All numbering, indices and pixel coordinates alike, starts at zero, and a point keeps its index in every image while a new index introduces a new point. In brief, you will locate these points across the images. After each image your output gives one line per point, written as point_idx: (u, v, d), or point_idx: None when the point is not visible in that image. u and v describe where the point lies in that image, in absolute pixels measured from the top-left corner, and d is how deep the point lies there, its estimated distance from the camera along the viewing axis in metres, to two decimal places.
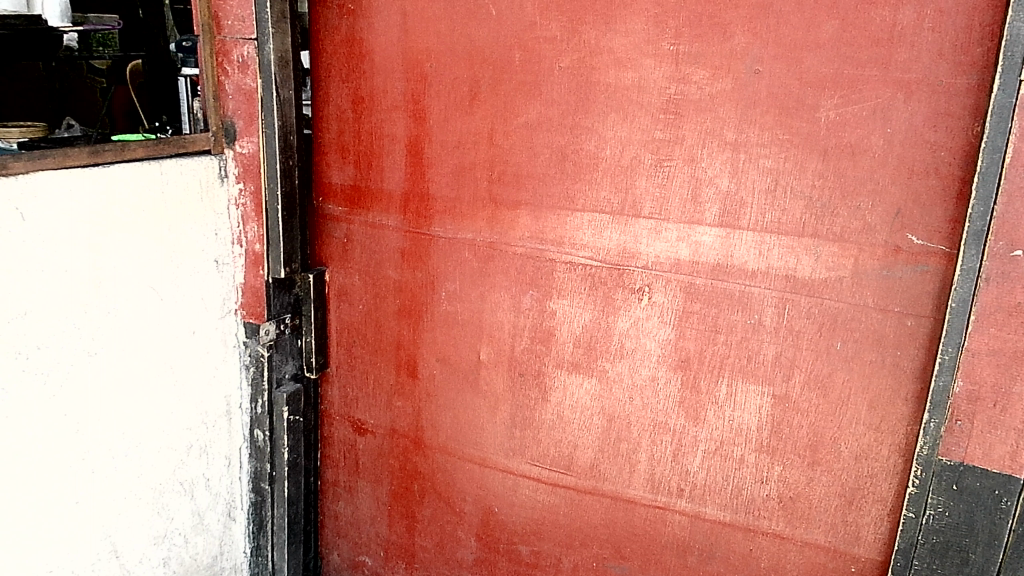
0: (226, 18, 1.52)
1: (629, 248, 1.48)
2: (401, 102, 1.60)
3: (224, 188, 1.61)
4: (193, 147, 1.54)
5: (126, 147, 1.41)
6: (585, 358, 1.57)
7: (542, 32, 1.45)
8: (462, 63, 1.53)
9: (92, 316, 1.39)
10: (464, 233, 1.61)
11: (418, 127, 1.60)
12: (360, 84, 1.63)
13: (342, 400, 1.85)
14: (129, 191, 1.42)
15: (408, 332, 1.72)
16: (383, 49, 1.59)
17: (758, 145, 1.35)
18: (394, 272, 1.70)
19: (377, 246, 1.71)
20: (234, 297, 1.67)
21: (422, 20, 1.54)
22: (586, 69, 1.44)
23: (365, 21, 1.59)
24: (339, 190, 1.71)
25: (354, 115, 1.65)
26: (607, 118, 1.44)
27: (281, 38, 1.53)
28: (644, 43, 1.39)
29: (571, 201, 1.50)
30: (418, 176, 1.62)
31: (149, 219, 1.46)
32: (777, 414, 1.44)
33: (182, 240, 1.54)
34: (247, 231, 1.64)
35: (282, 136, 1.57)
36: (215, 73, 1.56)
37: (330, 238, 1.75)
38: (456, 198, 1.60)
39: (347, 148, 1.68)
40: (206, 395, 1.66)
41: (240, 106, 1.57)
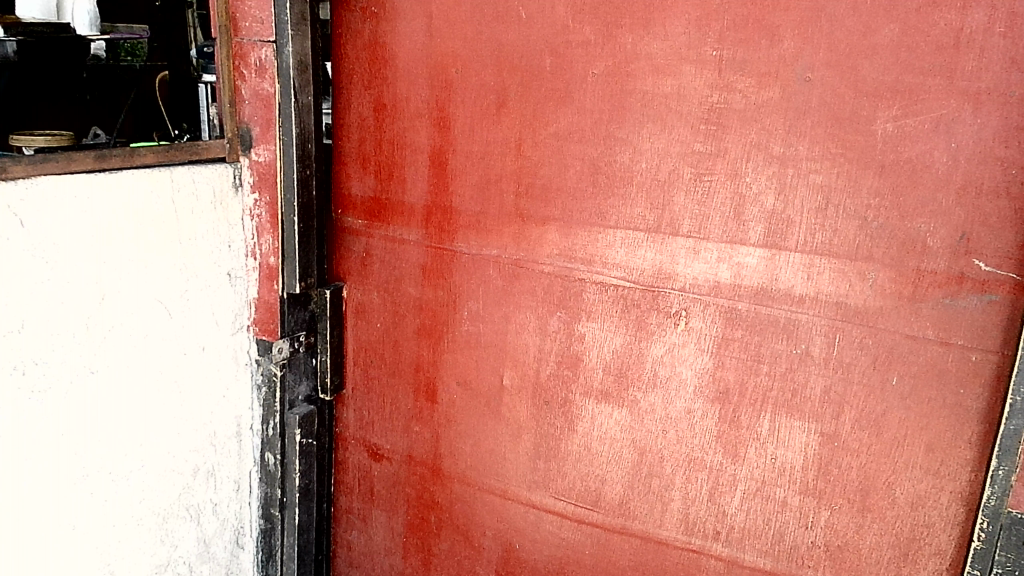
0: (244, 20, 1.46)
1: (665, 269, 1.37)
2: (424, 110, 1.52)
3: (239, 198, 1.52)
4: (207, 154, 1.47)
5: (135, 153, 1.34)
6: (616, 386, 1.46)
7: (574, 36, 1.36)
8: (489, 70, 1.44)
9: (94, 330, 1.31)
10: (488, 250, 1.52)
11: (443, 137, 1.51)
12: (383, 91, 1.55)
13: (357, 423, 1.76)
14: (138, 200, 1.34)
15: (428, 353, 1.63)
16: (406, 55, 1.51)
17: (808, 159, 1.24)
18: (414, 290, 1.61)
19: (397, 262, 1.62)
20: (247, 313, 1.59)
21: (448, 25, 1.46)
22: (621, 75, 1.34)
23: (387, 25, 1.52)
24: (359, 202, 1.63)
25: (376, 124, 1.58)
26: (643, 130, 1.34)
27: (301, 40, 1.46)
28: (685, 49, 1.28)
29: (602, 218, 1.40)
30: (441, 188, 1.54)
31: (159, 229, 1.39)
32: (824, 454, 1.31)
33: (193, 253, 1.46)
34: (262, 243, 1.55)
35: (300, 144, 1.50)
36: (232, 78, 1.49)
37: (349, 252, 1.67)
38: (480, 213, 1.51)
39: (368, 158, 1.60)
40: (216, 415, 1.57)
41: (257, 112, 1.50)
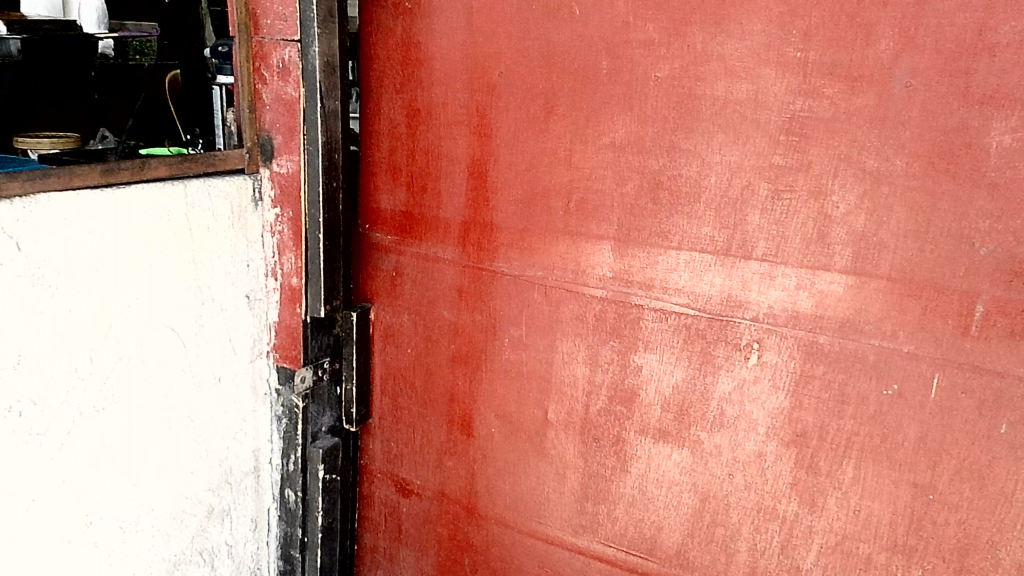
0: (265, 17, 1.32)
1: (735, 296, 1.22)
2: (463, 117, 1.37)
3: (258, 213, 1.39)
4: (224, 166, 1.32)
5: (146, 166, 1.19)
6: (676, 425, 1.32)
7: (636, 34, 1.21)
8: (537, 72, 1.29)
9: (100, 364, 1.17)
10: (532, 271, 1.38)
11: (483, 146, 1.37)
12: (417, 95, 1.41)
13: (384, 455, 1.62)
14: (149, 218, 1.20)
15: (463, 383, 1.49)
16: (443, 56, 1.37)
17: (907, 176, 1.09)
18: (449, 314, 1.47)
19: (430, 282, 1.48)
20: (266, 338, 1.45)
21: (490, 22, 1.31)
22: (689, 79, 1.19)
23: (422, 22, 1.37)
24: (389, 217, 1.49)
25: (409, 131, 1.43)
26: (713, 141, 1.19)
27: (328, 40, 1.31)
28: (765, 49, 1.13)
29: (664, 238, 1.26)
30: (481, 203, 1.39)
31: (172, 250, 1.24)
32: (917, 507, 1.17)
33: (209, 275, 1.31)
34: (283, 262, 1.41)
35: (327, 154, 1.35)
36: (252, 81, 1.35)
37: (378, 271, 1.53)
38: (524, 231, 1.37)
39: (399, 169, 1.46)
40: (232, 451, 1.43)
41: (279, 119, 1.35)
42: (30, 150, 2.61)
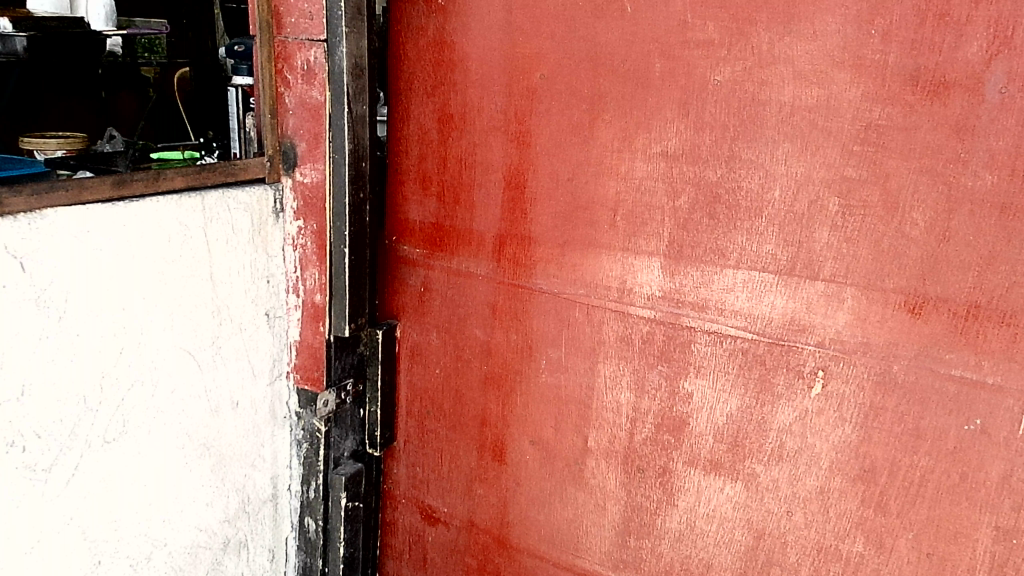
0: (289, 15, 1.22)
1: (798, 319, 1.13)
2: (500, 123, 1.28)
3: (280, 226, 1.30)
4: (243, 176, 1.23)
5: (160, 177, 1.10)
6: (729, 457, 1.22)
7: (694, 34, 1.11)
8: (582, 75, 1.20)
9: (111, 392, 1.07)
10: (573, 289, 1.28)
11: (521, 154, 1.27)
12: (449, 99, 1.31)
13: (410, 481, 1.52)
14: (165, 233, 1.10)
15: (496, 406, 1.39)
16: (479, 56, 1.27)
17: (996, 192, 0.98)
18: (481, 332, 1.38)
19: (461, 299, 1.39)
20: (286, 358, 1.36)
21: (532, 20, 1.21)
22: (753, 83, 1.09)
23: (457, 20, 1.28)
24: (418, 229, 1.40)
25: (441, 138, 1.34)
26: (778, 151, 1.09)
27: (356, 39, 1.21)
28: (839, 51, 1.03)
29: (720, 256, 1.16)
30: (518, 215, 1.30)
31: (189, 267, 1.15)
32: (999, 553, 1.07)
33: (226, 293, 1.22)
34: (306, 278, 1.32)
35: (354, 163, 1.26)
36: (274, 83, 1.25)
37: (405, 286, 1.44)
38: (565, 246, 1.27)
39: (429, 178, 1.37)
40: (249, 479, 1.34)
41: (303, 124, 1.26)
42: (36, 150, 2.52)
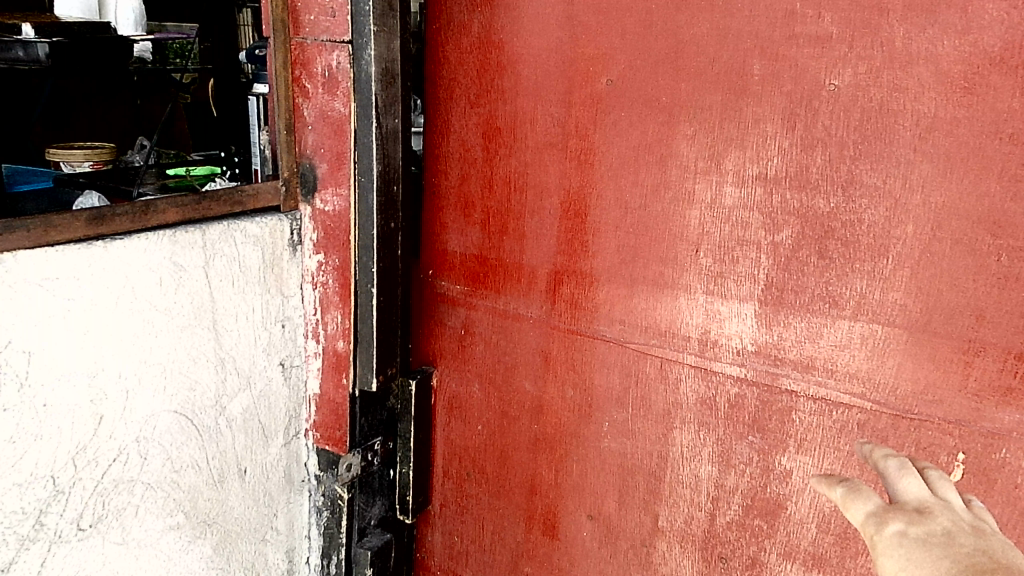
0: (308, 12, 1.02)
1: (934, 388, 0.89)
2: (557, 138, 1.07)
3: (298, 261, 1.11)
4: (253, 204, 1.04)
5: (150, 209, 0.91)
6: (838, 551, 0.97)
7: (804, 28, 0.89)
8: (660, 80, 0.98)
9: (88, 471, 0.88)
10: (642, 338, 1.07)
11: (581, 176, 1.06)
12: (497, 110, 1.11)
13: (446, 550, 1.33)
14: (155, 275, 0.92)
15: (547, 471, 1.19)
16: (532, 59, 1.06)
17: None
18: (531, 386, 1.18)
19: (509, 345, 1.18)
20: (303, 413, 1.17)
21: (597, 13, 1.00)
22: (881, 89, 0.86)
23: (506, 15, 1.07)
24: (458, 262, 1.20)
25: (486, 156, 1.13)
26: (912, 175, 0.86)
27: (387, 40, 1.02)
28: (1002, 46, 0.79)
29: (831, 306, 0.93)
30: (577, 249, 1.09)
31: (186, 314, 0.96)
32: None
33: (231, 343, 1.03)
34: (327, 322, 1.13)
35: (384, 187, 1.06)
36: (290, 93, 1.06)
37: (443, 327, 1.24)
38: (633, 286, 1.06)
39: (472, 203, 1.16)
40: (259, 556, 1.14)
41: (324, 142, 1.06)
42: (63, 163, 2.36)
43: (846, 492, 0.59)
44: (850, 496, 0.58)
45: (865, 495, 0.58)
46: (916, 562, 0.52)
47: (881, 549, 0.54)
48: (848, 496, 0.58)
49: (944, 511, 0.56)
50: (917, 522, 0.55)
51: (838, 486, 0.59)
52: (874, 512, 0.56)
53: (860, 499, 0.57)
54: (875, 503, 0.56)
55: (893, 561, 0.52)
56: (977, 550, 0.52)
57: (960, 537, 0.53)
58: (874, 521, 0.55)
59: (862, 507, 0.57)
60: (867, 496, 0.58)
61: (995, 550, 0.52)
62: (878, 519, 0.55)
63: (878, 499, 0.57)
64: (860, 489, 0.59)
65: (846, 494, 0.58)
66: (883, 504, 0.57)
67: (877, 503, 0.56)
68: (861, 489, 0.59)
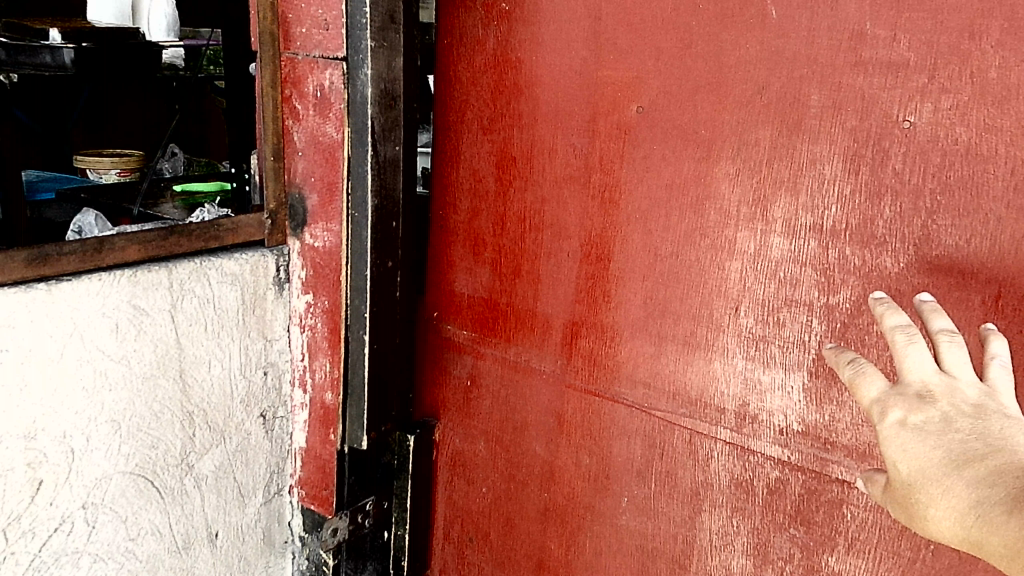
0: (299, 24, 0.91)
1: None
2: (579, 171, 0.92)
3: (284, 301, 1.00)
4: (232, 239, 0.92)
5: (104, 246, 0.80)
6: None
7: (874, 52, 0.72)
8: (697, 109, 0.82)
9: (23, 545, 0.77)
10: (669, 406, 0.92)
11: (604, 218, 0.92)
12: (513, 137, 0.96)
13: None
14: (110, 321, 0.81)
15: (557, 546, 1.06)
16: (552, 82, 0.92)
17: None
18: (542, 449, 1.04)
19: (518, 402, 1.05)
20: (288, 467, 1.07)
21: (626, 29, 0.85)
22: (969, 130, 0.69)
23: (525, 30, 0.93)
24: (466, 305, 1.07)
25: (499, 189, 0.99)
26: (1004, 237, 0.69)
27: (388, 57, 0.89)
28: None
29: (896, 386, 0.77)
30: (598, 299, 0.95)
31: (147, 364, 0.85)
32: None
33: (201, 395, 0.92)
34: (315, 370, 1.02)
35: (380, 223, 0.94)
36: (279, 114, 0.94)
37: (448, 376, 1.11)
38: (660, 346, 0.91)
39: (483, 240, 1.03)
40: None
41: (315, 170, 0.95)
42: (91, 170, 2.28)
43: (858, 377, 0.62)
44: (862, 381, 0.62)
45: (878, 377, 0.61)
46: (912, 451, 0.55)
47: (885, 438, 0.57)
48: (857, 381, 0.62)
49: (947, 390, 0.57)
50: (918, 408, 0.56)
51: (852, 368, 0.63)
52: (879, 399, 0.59)
53: (868, 385, 0.61)
54: (881, 389, 0.60)
55: (893, 450, 0.56)
56: (972, 434, 0.53)
57: (957, 421, 0.54)
58: (879, 409, 0.58)
59: (871, 391, 0.61)
60: (876, 381, 0.61)
61: (993, 429, 0.53)
62: (881, 408, 0.58)
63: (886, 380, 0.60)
64: (872, 371, 0.62)
65: (857, 379, 0.62)
66: (889, 388, 0.59)
67: (882, 390, 0.60)
68: (873, 373, 0.62)
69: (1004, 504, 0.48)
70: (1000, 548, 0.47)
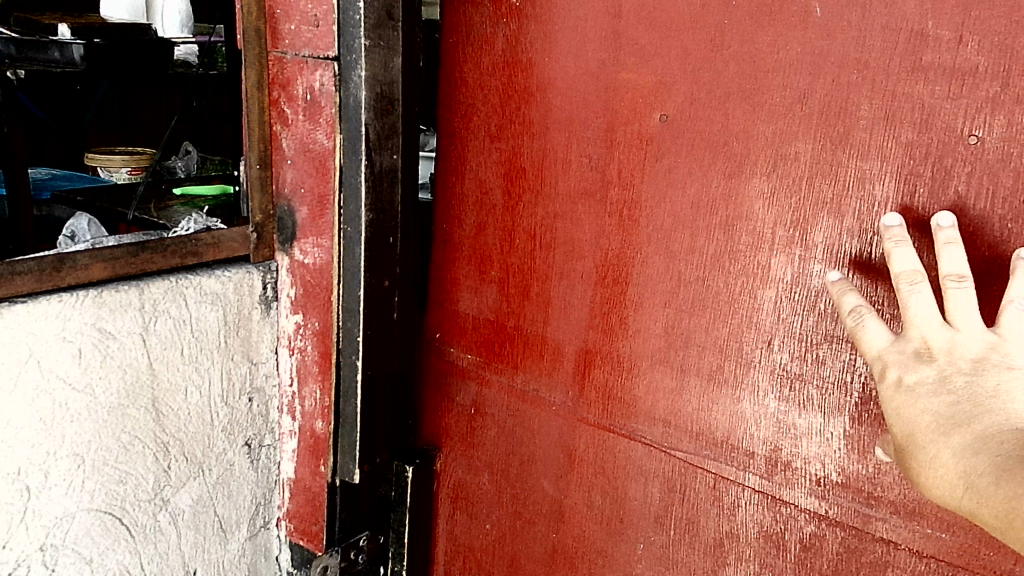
0: (288, 21, 0.83)
1: None
2: (594, 185, 0.83)
3: (271, 320, 0.93)
4: (213, 255, 0.86)
5: (64, 265, 0.73)
6: None
7: (938, 55, 0.62)
8: (729, 118, 0.73)
9: None
10: (691, 447, 0.83)
11: (622, 237, 0.83)
12: (522, 145, 0.87)
13: None
14: (72, 347, 0.74)
15: None
16: (566, 86, 0.83)
17: None
18: (550, 486, 0.95)
19: (525, 434, 0.96)
20: (275, 497, 1.00)
21: (649, 28, 0.76)
22: None
23: (537, 28, 0.84)
24: (471, 327, 0.98)
25: (506, 202, 0.91)
26: None
27: (385, 57, 0.81)
28: None
29: None
30: (614, 326, 0.86)
31: (115, 393, 0.79)
32: None
33: (177, 424, 0.86)
34: (304, 396, 0.95)
35: (376, 239, 0.86)
36: (266, 119, 0.86)
37: (450, 402, 1.03)
38: (682, 381, 0.82)
39: (489, 257, 0.94)
40: None
41: (305, 180, 0.87)
42: (101, 167, 2.20)
43: (860, 327, 0.63)
44: (863, 331, 0.63)
45: (879, 326, 0.63)
46: (906, 413, 0.59)
47: (886, 396, 0.61)
48: (858, 335, 0.63)
49: (943, 347, 0.59)
50: (914, 368, 0.59)
51: (852, 316, 0.64)
52: (881, 356, 0.61)
53: (870, 339, 0.62)
54: (884, 345, 0.62)
55: (891, 411, 0.60)
56: (964, 396, 0.56)
57: (951, 380, 0.57)
58: (880, 367, 0.61)
59: (875, 344, 0.62)
60: (878, 333, 0.62)
61: (985, 387, 0.56)
62: (879, 370, 0.61)
63: (887, 336, 0.62)
64: (873, 319, 0.63)
65: (858, 329, 0.63)
66: (890, 343, 0.61)
67: (884, 346, 0.61)
68: (875, 321, 0.63)
69: (989, 473, 0.52)
70: (987, 519, 0.52)
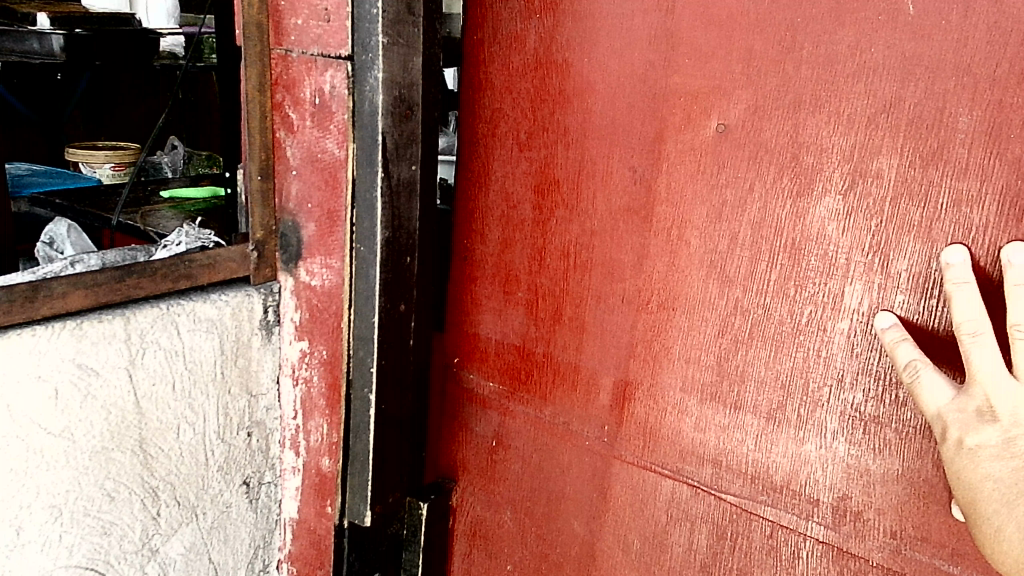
0: (294, 15, 0.73)
1: None
2: (638, 200, 0.74)
3: (273, 347, 0.84)
4: (208, 277, 0.76)
5: (39, 293, 0.63)
6: None
7: None
8: (799, 128, 0.64)
9: None
10: (744, 491, 0.75)
11: (668, 258, 0.74)
12: (556, 155, 0.78)
13: None
14: (47, 387, 0.65)
15: None
16: (608, 90, 0.74)
17: None
18: (580, 527, 0.87)
19: (553, 470, 0.88)
20: (276, 537, 0.91)
21: (706, 25, 0.67)
22: None
23: (575, 25, 0.75)
24: (494, 353, 0.89)
25: (537, 218, 0.82)
26: None
27: (405, 56, 0.72)
28: None
29: None
30: (657, 356, 0.77)
31: (97, 437, 0.69)
32: None
33: (167, 467, 0.76)
34: (310, 429, 0.86)
35: (393, 260, 0.77)
36: (268, 124, 0.77)
37: (469, 433, 0.94)
38: (736, 418, 0.74)
39: (516, 277, 0.85)
40: None
41: (312, 194, 0.78)
42: (82, 163, 2.07)
43: (917, 382, 0.58)
44: (920, 387, 0.58)
45: (939, 380, 0.57)
46: (968, 480, 0.55)
47: (949, 459, 0.56)
48: (915, 392, 0.58)
49: (1008, 405, 0.53)
50: (979, 430, 0.54)
51: (907, 371, 0.59)
52: (941, 414, 0.56)
53: (928, 397, 0.57)
54: (943, 402, 0.57)
55: (954, 478, 0.56)
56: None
57: (1018, 444, 0.53)
58: (940, 427, 0.56)
59: (934, 400, 0.57)
60: (937, 389, 0.57)
61: None
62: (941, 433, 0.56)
63: (947, 392, 0.57)
64: (930, 373, 0.57)
65: (914, 384, 0.58)
66: (951, 401, 0.56)
67: (944, 404, 0.56)
68: (933, 375, 0.57)
69: None
70: None
